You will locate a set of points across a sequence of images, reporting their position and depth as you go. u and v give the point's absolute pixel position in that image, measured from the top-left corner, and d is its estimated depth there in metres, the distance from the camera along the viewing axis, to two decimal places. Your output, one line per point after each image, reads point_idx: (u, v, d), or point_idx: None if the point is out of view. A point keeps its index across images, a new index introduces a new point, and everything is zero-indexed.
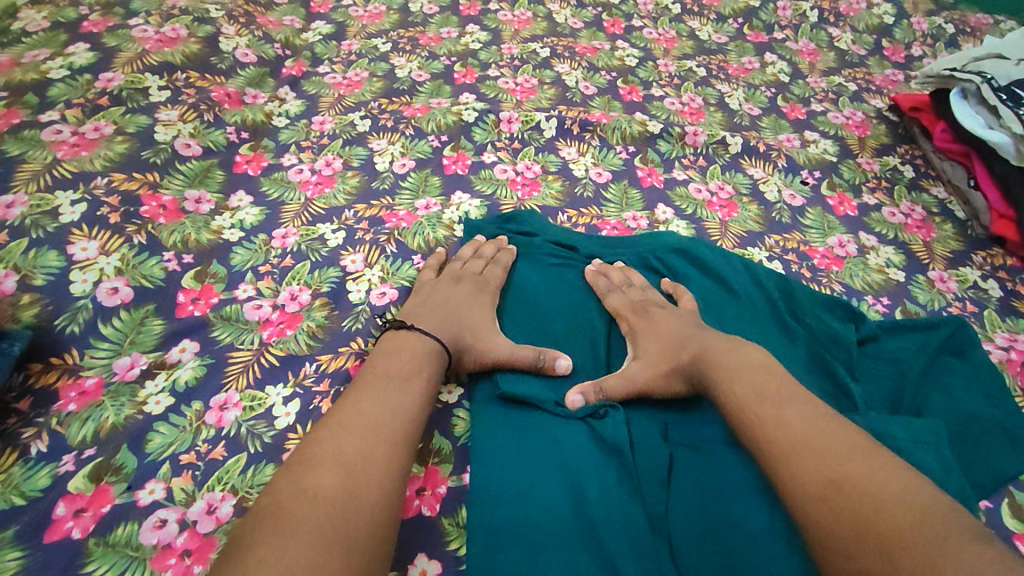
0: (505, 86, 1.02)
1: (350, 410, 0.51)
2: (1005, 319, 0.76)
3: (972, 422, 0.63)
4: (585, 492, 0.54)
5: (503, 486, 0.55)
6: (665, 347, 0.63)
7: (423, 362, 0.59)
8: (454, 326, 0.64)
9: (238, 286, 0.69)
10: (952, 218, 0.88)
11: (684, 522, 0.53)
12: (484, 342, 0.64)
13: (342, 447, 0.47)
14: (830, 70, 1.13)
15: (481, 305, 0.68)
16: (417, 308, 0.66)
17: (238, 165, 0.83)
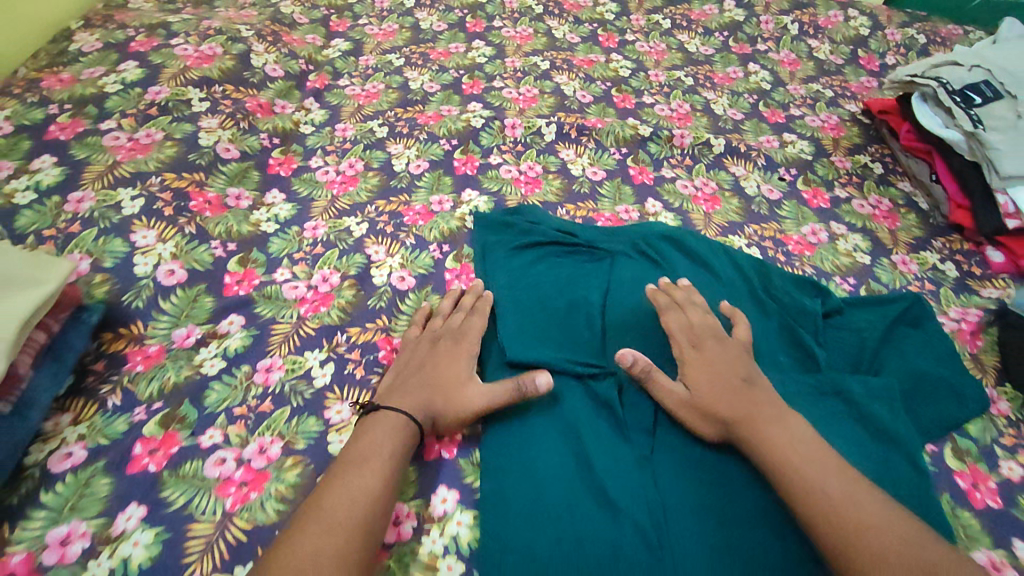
0: (509, 96, 1.12)
1: (316, 505, 0.52)
2: (958, 296, 0.84)
3: (923, 379, 0.73)
4: (583, 437, 0.64)
5: (513, 436, 0.65)
6: (714, 392, 0.63)
7: (389, 439, 0.59)
8: (431, 392, 0.64)
9: (277, 270, 0.79)
10: (916, 208, 0.97)
11: (665, 460, 0.64)
12: (461, 402, 0.64)
13: (295, 549, 0.48)
14: (809, 78, 1.23)
15: (460, 359, 0.68)
16: (397, 379, 0.66)
17: (272, 168, 0.93)
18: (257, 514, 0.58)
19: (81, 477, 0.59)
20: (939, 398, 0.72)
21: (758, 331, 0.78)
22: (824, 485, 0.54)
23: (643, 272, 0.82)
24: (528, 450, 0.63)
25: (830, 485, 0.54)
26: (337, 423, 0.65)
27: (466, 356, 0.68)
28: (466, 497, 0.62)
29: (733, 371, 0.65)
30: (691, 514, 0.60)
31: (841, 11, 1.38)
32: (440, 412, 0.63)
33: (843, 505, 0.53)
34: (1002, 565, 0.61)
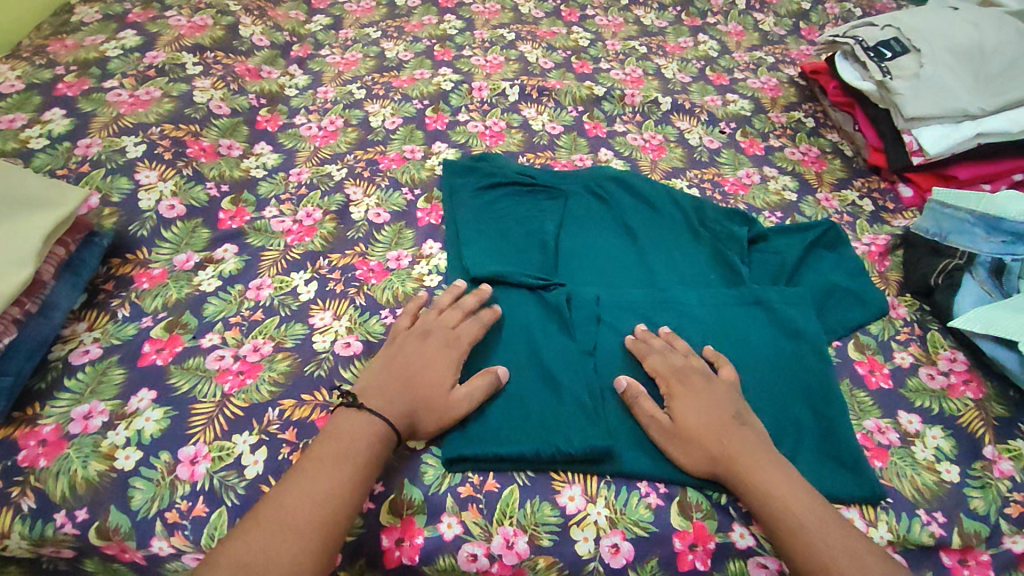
0: (477, 62, 1.22)
1: (282, 503, 0.55)
2: (872, 226, 0.95)
3: (832, 289, 0.83)
4: (540, 353, 0.73)
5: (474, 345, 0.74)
6: (701, 423, 0.65)
7: (363, 443, 0.60)
8: (411, 395, 0.65)
9: (266, 208, 0.89)
10: (841, 155, 1.08)
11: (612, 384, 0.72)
12: (442, 406, 0.65)
13: (247, 544, 0.52)
14: (753, 46, 1.34)
15: (445, 361, 0.68)
16: (383, 372, 0.67)
17: (259, 124, 1.03)
18: (253, 395, 0.66)
19: (98, 368, 0.68)
20: (844, 303, 0.82)
21: (691, 256, 0.88)
22: (805, 517, 0.59)
23: (591, 211, 0.93)
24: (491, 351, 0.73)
25: (824, 534, 0.58)
26: (320, 327, 0.74)
27: (451, 359, 0.68)
28: None
29: (723, 413, 0.66)
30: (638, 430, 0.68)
31: None
32: (418, 416, 0.65)
33: (832, 543, 0.57)
34: (887, 429, 0.71)
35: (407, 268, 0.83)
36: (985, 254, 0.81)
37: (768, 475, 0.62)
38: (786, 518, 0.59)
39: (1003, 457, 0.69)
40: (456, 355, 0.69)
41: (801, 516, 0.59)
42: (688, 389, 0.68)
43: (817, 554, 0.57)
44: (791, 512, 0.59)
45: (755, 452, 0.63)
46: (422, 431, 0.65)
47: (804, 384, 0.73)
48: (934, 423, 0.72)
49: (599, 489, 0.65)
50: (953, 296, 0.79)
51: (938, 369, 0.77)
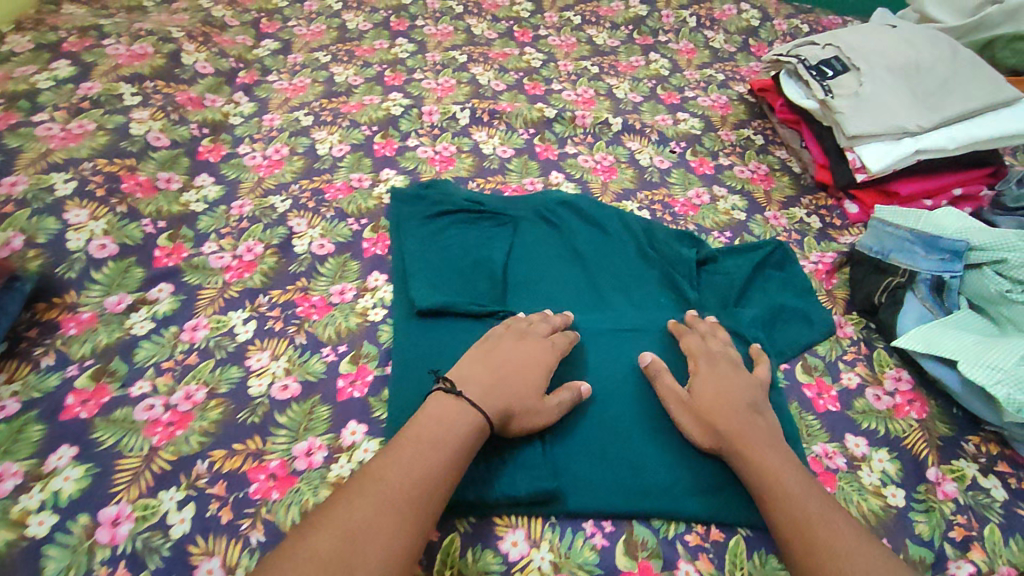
0: (428, 86, 1.21)
1: (382, 477, 0.54)
2: (820, 243, 0.96)
3: (780, 310, 0.83)
4: None
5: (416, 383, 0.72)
6: (715, 399, 0.68)
7: (454, 435, 0.59)
8: (510, 392, 0.65)
9: (204, 244, 0.86)
10: (790, 172, 1.09)
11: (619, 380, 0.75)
12: (539, 408, 0.66)
13: (348, 514, 0.51)
14: (704, 64, 1.36)
15: (540, 365, 0.68)
16: (484, 361, 0.67)
17: (201, 154, 1.00)
18: (182, 446, 0.64)
19: (15, 425, 0.64)
20: (789, 323, 0.83)
21: (641, 279, 0.87)
22: (795, 495, 0.59)
23: (540, 238, 0.92)
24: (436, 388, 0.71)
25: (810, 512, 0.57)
26: (256, 369, 0.72)
27: (544, 364, 0.69)
28: (373, 428, 0.68)
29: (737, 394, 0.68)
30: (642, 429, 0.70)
31: (734, 5, 1.51)
32: (513, 414, 0.64)
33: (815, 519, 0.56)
34: (834, 453, 0.71)
35: (351, 302, 0.81)
36: (926, 271, 0.80)
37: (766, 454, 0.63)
38: (781, 490, 0.59)
39: (947, 479, 0.68)
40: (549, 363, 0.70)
41: (793, 493, 0.59)
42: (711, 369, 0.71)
43: (802, 523, 0.56)
44: (785, 484, 0.60)
45: (758, 436, 0.64)
46: (509, 431, 0.64)
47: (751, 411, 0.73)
48: (880, 446, 0.71)
49: (544, 531, 0.64)
50: (896, 315, 0.80)
51: (885, 390, 0.77)
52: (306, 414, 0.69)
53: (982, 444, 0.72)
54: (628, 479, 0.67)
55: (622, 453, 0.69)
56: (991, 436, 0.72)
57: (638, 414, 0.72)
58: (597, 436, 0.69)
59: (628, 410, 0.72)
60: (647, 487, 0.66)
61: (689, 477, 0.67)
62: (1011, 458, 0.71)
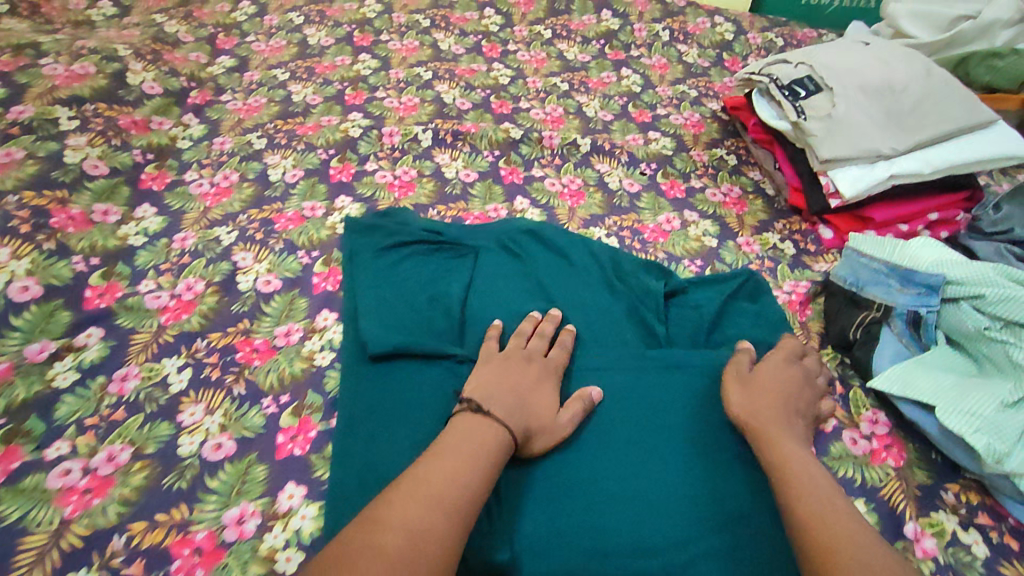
0: (390, 105, 1.16)
1: (437, 482, 0.53)
2: (793, 271, 0.92)
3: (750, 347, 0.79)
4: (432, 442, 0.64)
5: (364, 436, 0.66)
6: (769, 388, 0.69)
7: (496, 448, 0.58)
8: (527, 409, 0.64)
9: (141, 282, 0.81)
10: (763, 195, 1.06)
11: (668, 414, 0.71)
12: (550, 427, 0.65)
13: (427, 490, 0.52)
14: (677, 80, 1.32)
15: (548, 386, 0.69)
16: (495, 381, 0.65)
17: (143, 183, 0.94)
18: (98, 519, 0.59)
19: None
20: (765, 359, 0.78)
21: (608, 314, 0.82)
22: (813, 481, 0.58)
23: (500, 268, 0.85)
24: (385, 442, 0.65)
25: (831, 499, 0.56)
26: (189, 425, 0.67)
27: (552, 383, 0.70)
28: (312, 491, 0.64)
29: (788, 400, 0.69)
30: (655, 482, 0.65)
31: (708, 18, 1.48)
32: (532, 432, 0.64)
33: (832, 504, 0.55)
34: None
35: (297, 345, 0.76)
36: (902, 305, 0.77)
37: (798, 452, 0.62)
38: (807, 480, 0.58)
39: (925, 534, 0.65)
40: (554, 382, 0.70)
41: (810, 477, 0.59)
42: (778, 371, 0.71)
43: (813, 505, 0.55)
44: (805, 473, 0.59)
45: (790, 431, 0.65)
46: (527, 449, 0.64)
47: (724, 466, 0.68)
48: (856, 496, 0.68)
49: None
50: (871, 354, 0.76)
51: (861, 433, 0.73)
52: (240, 476, 0.64)
53: (962, 493, 0.68)
54: (592, 545, 0.61)
55: (584, 517, 0.63)
56: (971, 483, 0.69)
57: (600, 470, 0.66)
58: (556, 502, 0.64)
59: (665, 445, 0.68)
60: (621, 550, 0.61)
61: (670, 537, 0.62)
62: (992, 508, 0.67)
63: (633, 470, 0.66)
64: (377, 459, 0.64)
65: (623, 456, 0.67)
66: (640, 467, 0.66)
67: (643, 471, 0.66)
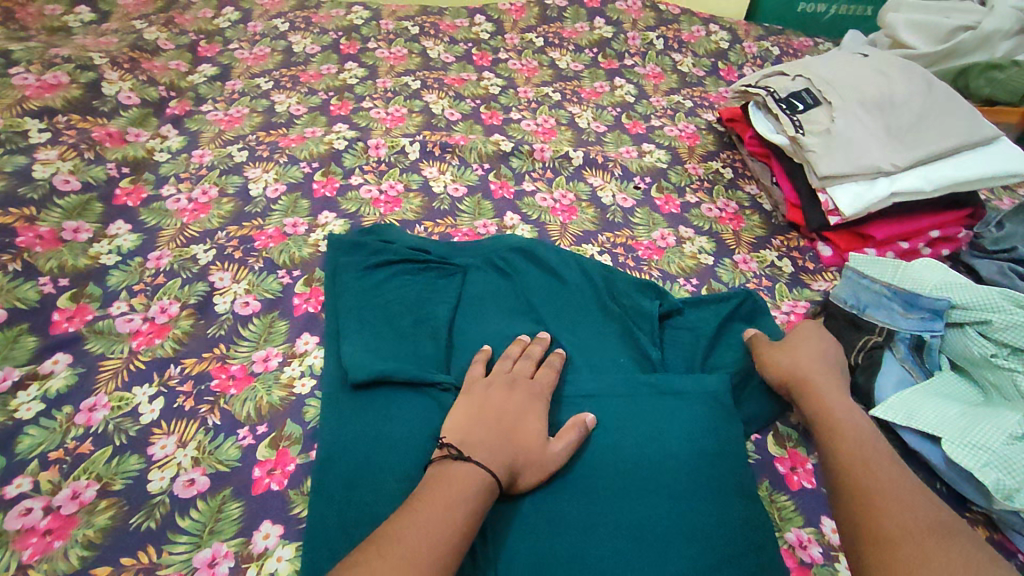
0: (376, 116, 1.13)
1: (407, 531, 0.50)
2: (791, 290, 0.90)
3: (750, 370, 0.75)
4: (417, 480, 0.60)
5: (342, 474, 0.61)
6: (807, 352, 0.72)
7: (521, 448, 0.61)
8: (511, 447, 0.61)
9: (113, 303, 0.77)
10: (760, 210, 1.03)
11: (663, 437, 0.67)
12: (539, 462, 0.62)
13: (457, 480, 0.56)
14: (671, 90, 1.29)
15: (535, 415, 0.65)
16: (473, 420, 0.62)
17: (118, 198, 0.91)
18: (58, 564, 0.55)
19: None
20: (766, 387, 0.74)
21: (601, 336, 0.78)
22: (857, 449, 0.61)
23: (489, 289, 0.82)
24: (367, 483, 0.60)
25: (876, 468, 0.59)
26: (159, 459, 0.63)
27: (541, 409, 0.66)
28: (291, 529, 0.59)
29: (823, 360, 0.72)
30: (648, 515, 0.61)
31: (703, 26, 1.46)
32: (519, 470, 0.61)
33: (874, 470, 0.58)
34: (809, 542, 0.64)
35: (275, 371, 0.72)
36: (904, 331, 0.74)
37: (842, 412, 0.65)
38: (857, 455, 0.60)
39: None
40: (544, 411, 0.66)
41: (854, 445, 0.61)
42: (805, 334, 0.75)
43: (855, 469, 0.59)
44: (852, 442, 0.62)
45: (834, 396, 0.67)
46: (517, 486, 0.61)
47: (724, 501, 0.62)
48: None
49: None
50: (874, 379, 0.73)
51: None
52: (214, 514, 0.60)
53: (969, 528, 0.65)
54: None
55: (569, 552, 0.59)
56: (979, 517, 0.66)
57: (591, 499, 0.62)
58: (542, 538, 0.60)
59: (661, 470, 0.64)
60: None
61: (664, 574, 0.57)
62: (1001, 544, 0.64)
63: (624, 500, 0.62)
64: (361, 502, 0.59)
65: (617, 487, 0.63)
66: (631, 497, 0.62)
67: (634, 502, 0.62)
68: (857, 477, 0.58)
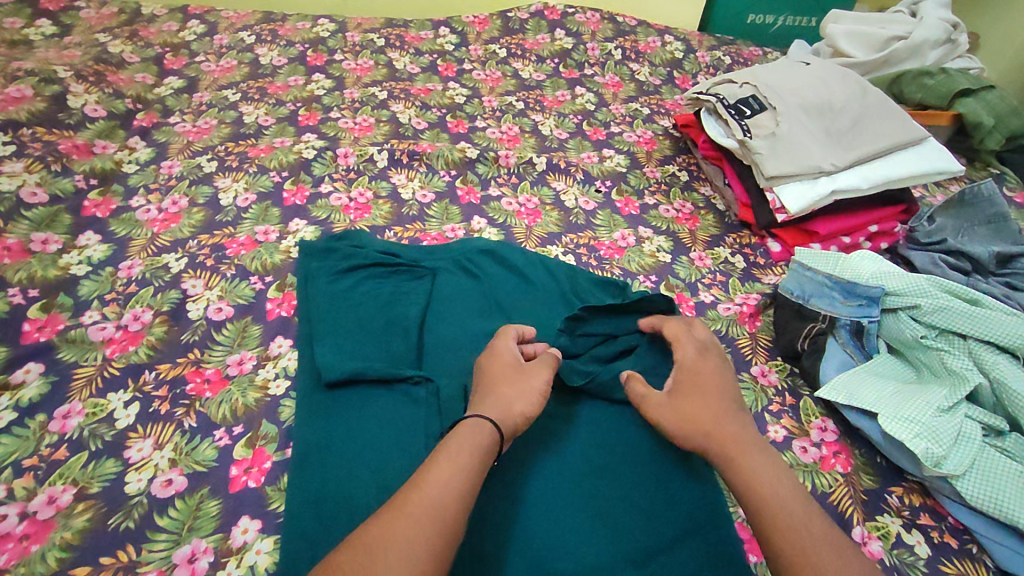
0: (344, 126, 1.16)
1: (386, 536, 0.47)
2: (743, 284, 0.95)
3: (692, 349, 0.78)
4: (391, 471, 0.63)
5: (319, 467, 0.64)
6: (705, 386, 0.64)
7: (506, 388, 0.62)
8: (497, 394, 0.61)
9: (84, 312, 0.78)
10: (714, 210, 1.09)
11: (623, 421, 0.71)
12: (524, 395, 0.62)
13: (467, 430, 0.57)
14: (630, 98, 1.35)
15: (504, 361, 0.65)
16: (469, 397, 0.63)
17: (86, 209, 0.91)
18: (36, 567, 0.56)
19: None
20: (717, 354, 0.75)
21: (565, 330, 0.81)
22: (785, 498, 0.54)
23: (459, 289, 0.85)
24: (343, 473, 0.63)
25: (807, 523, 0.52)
26: (136, 462, 0.64)
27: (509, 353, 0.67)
28: (268, 524, 0.61)
29: (722, 391, 0.65)
30: (609, 492, 0.65)
31: (658, 37, 1.52)
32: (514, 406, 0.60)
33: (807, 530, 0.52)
34: None
35: (250, 374, 0.74)
36: (846, 317, 0.80)
37: (758, 461, 0.58)
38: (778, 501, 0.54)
39: (873, 537, 0.65)
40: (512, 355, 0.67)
41: (779, 496, 0.54)
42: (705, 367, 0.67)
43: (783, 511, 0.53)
44: (778, 490, 0.55)
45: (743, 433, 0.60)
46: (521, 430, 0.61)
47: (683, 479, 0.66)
48: None
49: None
50: (819, 362, 0.79)
51: (811, 441, 0.74)
52: (192, 512, 0.61)
53: (906, 496, 0.70)
54: (542, 560, 0.59)
55: (534, 535, 0.61)
56: (914, 486, 0.71)
57: (556, 488, 0.65)
58: (511, 524, 0.62)
59: (621, 454, 0.68)
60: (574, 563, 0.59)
61: (626, 546, 0.61)
62: (934, 509, 0.69)
63: (588, 487, 0.65)
64: (336, 494, 0.61)
65: (582, 470, 0.66)
66: (595, 482, 0.66)
67: (597, 488, 0.65)
68: (788, 526, 0.52)
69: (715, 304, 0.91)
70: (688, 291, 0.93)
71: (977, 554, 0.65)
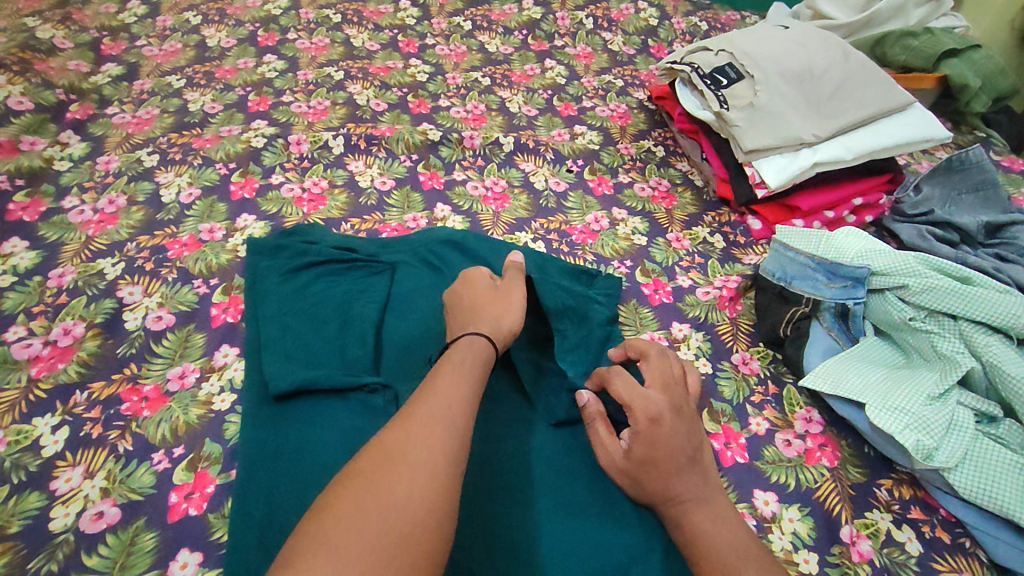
0: (298, 110, 1.08)
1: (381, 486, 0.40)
2: (723, 266, 0.90)
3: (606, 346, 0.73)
4: None
5: (271, 482, 0.59)
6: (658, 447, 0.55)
7: (492, 312, 0.59)
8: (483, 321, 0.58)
9: (8, 329, 0.72)
10: (692, 186, 1.04)
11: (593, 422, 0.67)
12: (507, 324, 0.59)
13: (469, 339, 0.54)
14: (602, 70, 1.28)
15: (482, 293, 0.62)
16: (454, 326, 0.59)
17: (12, 214, 0.84)
18: None
19: None
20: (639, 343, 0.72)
21: None
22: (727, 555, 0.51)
23: (421, 284, 0.79)
24: (288, 491, 0.58)
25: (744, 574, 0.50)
26: (64, 494, 0.59)
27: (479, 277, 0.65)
28: (210, 557, 0.56)
29: (681, 443, 0.55)
30: (581, 496, 0.61)
31: (632, 4, 1.45)
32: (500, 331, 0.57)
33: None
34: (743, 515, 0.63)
35: (192, 389, 0.68)
36: (829, 300, 0.75)
37: (703, 511, 0.54)
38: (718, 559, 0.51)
39: (861, 537, 0.62)
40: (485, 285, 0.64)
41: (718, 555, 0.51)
42: (658, 409, 0.55)
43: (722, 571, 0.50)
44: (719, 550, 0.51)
45: (692, 486, 0.55)
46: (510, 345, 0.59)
47: None
48: (791, 503, 0.64)
49: None
50: (802, 349, 0.74)
51: (795, 433, 0.70)
52: (125, 547, 0.56)
53: (895, 488, 0.66)
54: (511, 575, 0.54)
55: (503, 550, 0.56)
56: (904, 477, 0.67)
57: (524, 498, 0.59)
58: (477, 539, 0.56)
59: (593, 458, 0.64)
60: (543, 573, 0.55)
61: (602, 555, 0.56)
62: (925, 501, 0.65)
63: (561, 493, 0.61)
64: (284, 519, 0.56)
65: (550, 472, 0.62)
66: (566, 485, 0.61)
67: (572, 496, 0.60)
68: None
69: (693, 288, 0.86)
70: (665, 276, 0.88)
71: (970, 549, 0.62)
